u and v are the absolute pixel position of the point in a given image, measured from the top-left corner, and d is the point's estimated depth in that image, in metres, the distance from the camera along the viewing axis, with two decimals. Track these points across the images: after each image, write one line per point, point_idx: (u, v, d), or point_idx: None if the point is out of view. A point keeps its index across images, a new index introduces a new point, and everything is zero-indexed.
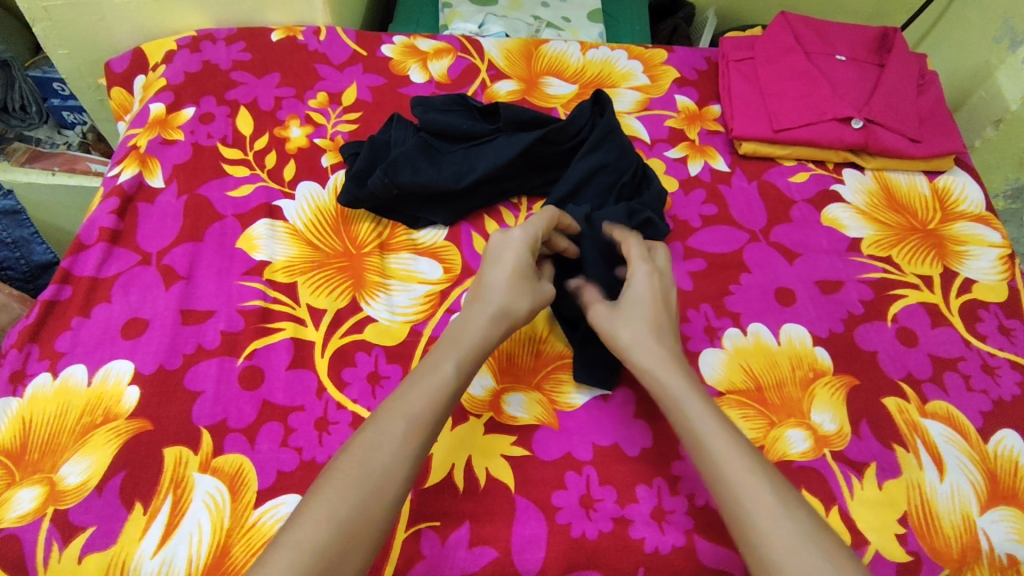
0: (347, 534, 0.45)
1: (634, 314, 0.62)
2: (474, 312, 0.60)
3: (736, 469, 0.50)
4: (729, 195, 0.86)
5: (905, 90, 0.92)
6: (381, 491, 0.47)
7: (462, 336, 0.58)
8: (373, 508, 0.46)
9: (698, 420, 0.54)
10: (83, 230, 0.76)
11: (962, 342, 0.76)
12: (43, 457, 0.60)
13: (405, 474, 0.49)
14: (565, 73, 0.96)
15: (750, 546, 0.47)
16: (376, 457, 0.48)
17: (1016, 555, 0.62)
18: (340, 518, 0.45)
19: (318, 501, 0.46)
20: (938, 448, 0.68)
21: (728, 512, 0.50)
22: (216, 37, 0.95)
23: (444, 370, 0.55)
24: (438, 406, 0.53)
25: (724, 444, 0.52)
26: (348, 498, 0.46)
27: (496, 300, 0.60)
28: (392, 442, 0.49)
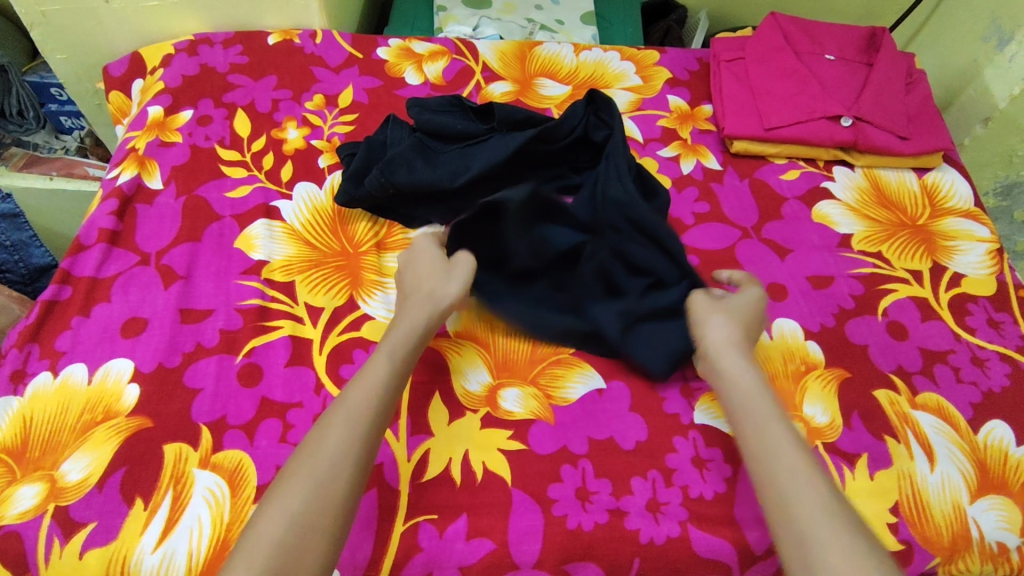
0: (304, 525, 0.47)
1: (734, 318, 0.65)
2: (409, 311, 0.63)
3: (784, 450, 0.54)
4: (721, 192, 0.87)
5: (893, 88, 0.94)
6: (333, 484, 0.50)
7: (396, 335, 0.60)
8: (325, 501, 0.49)
9: (753, 405, 0.58)
10: (83, 231, 0.76)
11: (952, 335, 0.77)
12: (44, 455, 0.61)
13: (354, 467, 0.51)
14: (558, 74, 0.97)
15: (783, 520, 0.50)
16: (321, 455, 0.51)
17: (1005, 542, 0.64)
18: (294, 513, 0.48)
19: (273, 501, 0.48)
20: (928, 439, 0.68)
21: (768, 488, 0.52)
22: (214, 41, 0.96)
23: (379, 368, 0.57)
24: (378, 400, 0.55)
25: (775, 427, 0.56)
26: (300, 495, 0.48)
27: (427, 299, 0.64)
28: (334, 437, 0.52)
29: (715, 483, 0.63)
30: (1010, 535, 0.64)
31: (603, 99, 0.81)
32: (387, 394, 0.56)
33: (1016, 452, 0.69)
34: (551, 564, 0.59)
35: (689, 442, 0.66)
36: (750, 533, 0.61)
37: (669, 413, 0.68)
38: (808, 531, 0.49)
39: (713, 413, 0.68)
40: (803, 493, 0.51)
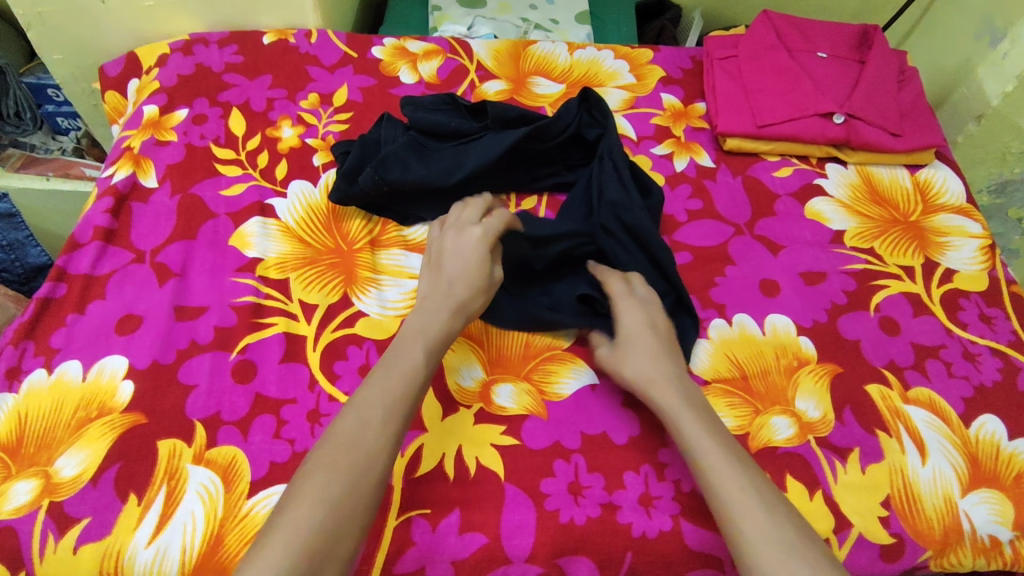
0: (342, 510, 0.47)
1: (640, 339, 0.66)
2: (434, 305, 0.62)
3: (724, 474, 0.54)
4: (714, 189, 0.87)
5: (886, 86, 0.94)
6: (367, 476, 0.50)
7: (426, 329, 0.60)
8: (359, 492, 0.49)
9: (690, 431, 0.58)
10: (78, 229, 0.77)
11: (944, 330, 0.77)
12: (39, 451, 0.61)
13: (386, 460, 0.51)
14: (552, 73, 0.97)
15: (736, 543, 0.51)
16: (356, 446, 0.50)
17: (997, 536, 0.64)
18: (328, 503, 0.47)
19: (308, 486, 0.48)
20: (920, 433, 0.69)
21: (719, 512, 0.53)
22: (209, 41, 0.96)
23: (413, 364, 0.57)
24: (413, 387, 0.56)
25: (712, 452, 0.56)
26: (337, 484, 0.48)
27: (457, 293, 0.63)
28: (373, 424, 0.52)
29: None
30: (1002, 529, 0.64)
31: (597, 98, 0.82)
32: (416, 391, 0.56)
33: (1007, 446, 0.69)
34: (543, 557, 0.59)
35: None
36: None
37: None
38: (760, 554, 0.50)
39: None
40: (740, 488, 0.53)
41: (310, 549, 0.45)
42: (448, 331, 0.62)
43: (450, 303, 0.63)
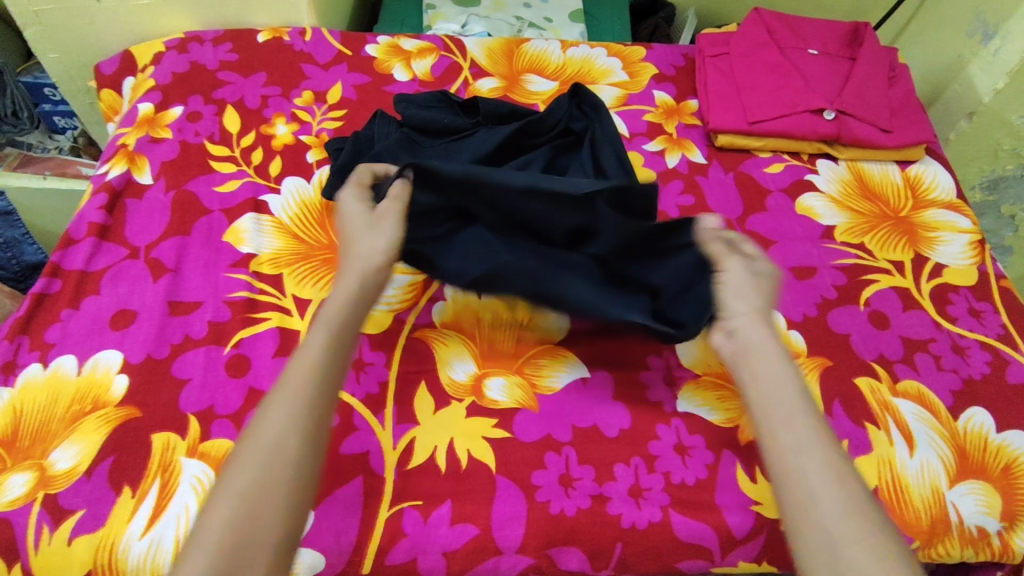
0: (251, 517, 0.43)
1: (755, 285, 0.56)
2: (348, 265, 0.55)
3: (810, 454, 0.47)
4: (706, 185, 0.88)
5: (876, 82, 0.95)
6: (278, 463, 0.45)
7: (335, 294, 0.53)
8: (272, 483, 0.44)
9: (791, 398, 0.49)
10: (73, 225, 0.77)
11: (933, 324, 0.78)
12: (34, 444, 0.62)
13: (300, 440, 0.46)
14: (545, 70, 0.98)
15: (808, 525, 0.44)
16: (262, 436, 0.45)
17: (985, 527, 0.65)
18: (235, 503, 0.43)
19: (222, 485, 0.44)
20: (909, 426, 0.69)
21: (789, 486, 0.46)
22: (204, 39, 0.97)
23: (317, 337, 0.50)
24: (319, 372, 0.49)
25: (805, 425, 0.48)
26: (244, 481, 0.44)
27: (366, 251, 0.56)
28: (271, 420, 0.46)
29: (697, 470, 0.64)
30: (990, 519, 0.65)
31: (587, 93, 0.79)
32: (330, 362, 0.49)
33: (996, 438, 0.69)
34: (533, 548, 0.60)
35: (672, 429, 0.66)
36: (730, 518, 0.62)
37: (652, 402, 0.68)
38: (839, 542, 0.43)
39: (696, 401, 0.69)
40: (821, 471, 0.46)
41: (221, 566, 0.41)
42: (363, 289, 0.54)
43: (359, 259, 0.55)
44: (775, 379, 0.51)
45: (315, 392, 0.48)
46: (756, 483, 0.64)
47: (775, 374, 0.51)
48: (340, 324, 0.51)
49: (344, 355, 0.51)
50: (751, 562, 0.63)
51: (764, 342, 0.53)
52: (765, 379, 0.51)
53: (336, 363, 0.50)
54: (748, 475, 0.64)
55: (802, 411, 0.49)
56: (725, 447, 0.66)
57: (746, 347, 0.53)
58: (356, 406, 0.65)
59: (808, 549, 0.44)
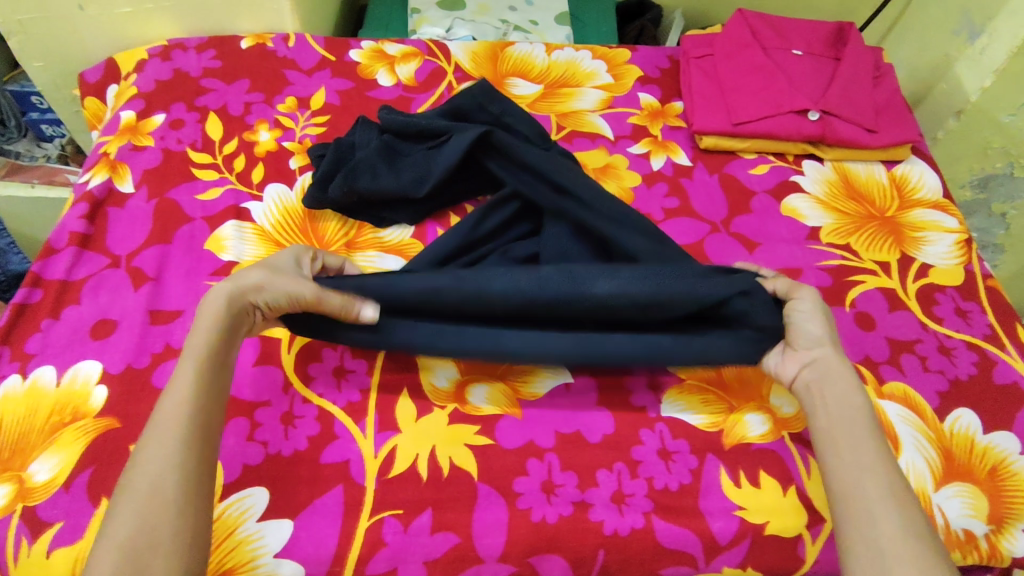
0: (134, 544, 0.45)
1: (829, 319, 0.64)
2: (209, 300, 0.58)
3: (875, 472, 0.52)
4: (691, 187, 0.87)
5: (861, 82, 0.95)
6: (155, 499, 0.47)
7: (196, 333, 0.56)
8: (155, 520, 0.46)
9: (857, 423, 0.56)
10: (54, 234, 0.77)
11: (919, 325, 0.77)
12: (12, 457, 0.61)
13: (175, 469, 0.49)
14: (530, 74, 0.98)
15: (863, 536, 0.50)
16: (137, 478, 0.48)
17: (971, 530, 0.64)
18: (121, 545, 0.45)
19: (105, 533, 0.46)
20: (894, 428, 0.69)
21: (847, 502, 0.52)
22: (187, 46, 0.96)
23: (183, 375, 0.54)
24: (186, 405, 0.52)
25: (868, 446, 0.54)
26: (126, 525, 0.45)
27: (238, 284, 0.59)
28: (143, 460, 0.49)
29: (681, 475, 0.64)
30: (976, 522, 0.65)
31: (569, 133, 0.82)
32: (198, 398, 0.53)
33: (982, 439, 0.69)
34: (515, 556, 0.59)
35: (655, 434, 0.66)
36: (714, 523, 0.62)
37: (636, 406, 0.68)
38: (891, 547, 0.48)
39: (680, 405, 0.68)
40: (876, 485, 0.52)
41: None
42: (225, 330, 0.57)
43: (226, 291, 0.58)
44: (839, 409, 0.57)
45: (185, 426, 0.51)
46: (740, 489, 0.63)
47: (848, 402, 0.57)
48: (205, 360, 0.55)
49: (213, 384, 0.55)
50: (736, 567, 0.62)
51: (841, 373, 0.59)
52: (830, 408, 0.57)
53: (207, 399, 0.54)
54: (732, 479, 0.64)
55: (864, 431, 0.55)
56: (709, 452, 0.65)
57: (822, 377, 0.59)
58: (338, 415, 0.65)
59: (864, 559, 0.49)
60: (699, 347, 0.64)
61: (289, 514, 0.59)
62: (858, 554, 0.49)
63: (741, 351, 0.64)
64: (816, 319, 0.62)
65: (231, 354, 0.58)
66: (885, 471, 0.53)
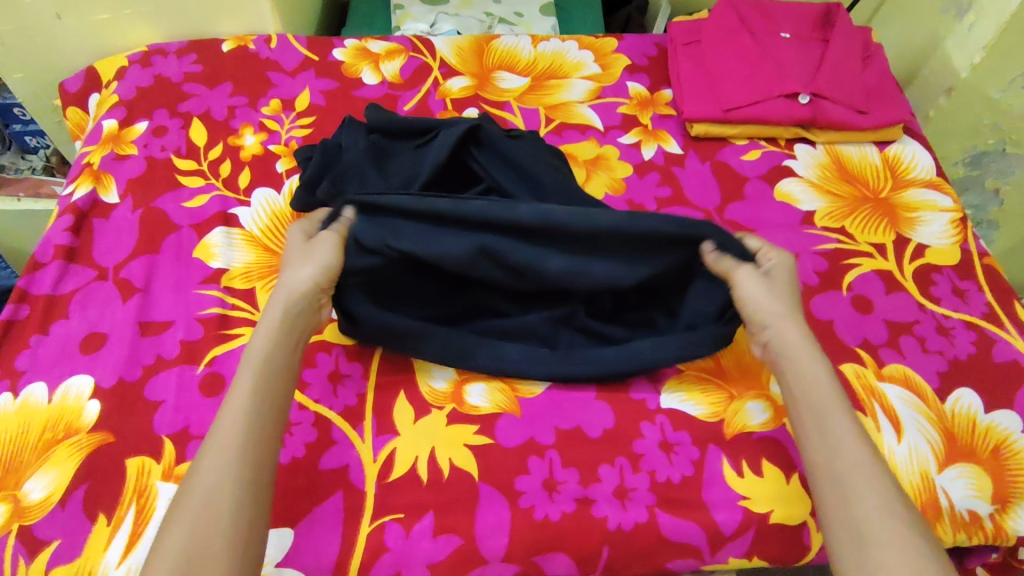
0: (193, 557, 0.44)
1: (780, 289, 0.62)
2: (272, 304, 0.58)
3: (848, 449, 0.52)
4: (683, 176, 0.87)
5: (850, 63, 0.94)
6: (214, 509, 0.47)
7: (258, 338, 0.56)
8: (210, 530, 0.46)
9: (823, 394, 0.55)
10: (39, 248, 0.76)
11: (917, 306, 0.77)
12: (5, 476, 0.60)
13: (234, 480, 0.48)
14: (517, 67, 0.96)
15: (843, 518, 0.50)
16: (197, 483, 0.48)
17: (976, 511, 0.64)
18: (177, 554, 0.44)
19: (163, 540, 0.46)
20: (895, 410, 0.68)
21: (825, 482, 0.52)
22: (168, 51, 0.95)
23: (244, 379, 0.53)
24: (247, 412, 0.51)
25: (839, 419, 0.54)
26: (181, 533, 0.45)
27: (290, 285, 0.58)
28: (202, 470, 0.48)
29: (683, 467, 0.63)
30: (981, 502, 0.64)
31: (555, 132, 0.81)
32: (260, 405, 0.52)
33: (984, 419, 0.69)
34: (519, 555, 0.59)
35: (656, 426, 0.65)
36: (718, 514, 0.61)
37: (635, 399, 0.67)
38: (870, 532, 0.48)
39: (679, 396, 0.68)
40: (849, 463, 0.51)
41: None
42: (281, 336, 0.56)
43: (282, 296, 0.58)
44: (812, 381, 0.56)
45: (245, 436, 0.50)
46: (743, 478, 0.63)
47: (811, 371, 0.57)
48: (265, 367, 0.54)
49: (274, 389, 0.54)
50: (742, 558, 0.62)
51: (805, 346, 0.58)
52: (803, 379, 0.56)
53: (270, 404, 0.53)
54: (735, 469, 0.63)
55: (835, 405, 0.54)
56: (711, 442, 0.65)
57: (783, 348, 0.58)
58: (335, 420, 0.64)
59: (843, 544, 0.49)
60: (675, 343, 0.66)
61: (289, 523, 0.58)
62: (838, 536, 0.49)
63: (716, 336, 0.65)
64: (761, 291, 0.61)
65: (293, 357, 0.57)
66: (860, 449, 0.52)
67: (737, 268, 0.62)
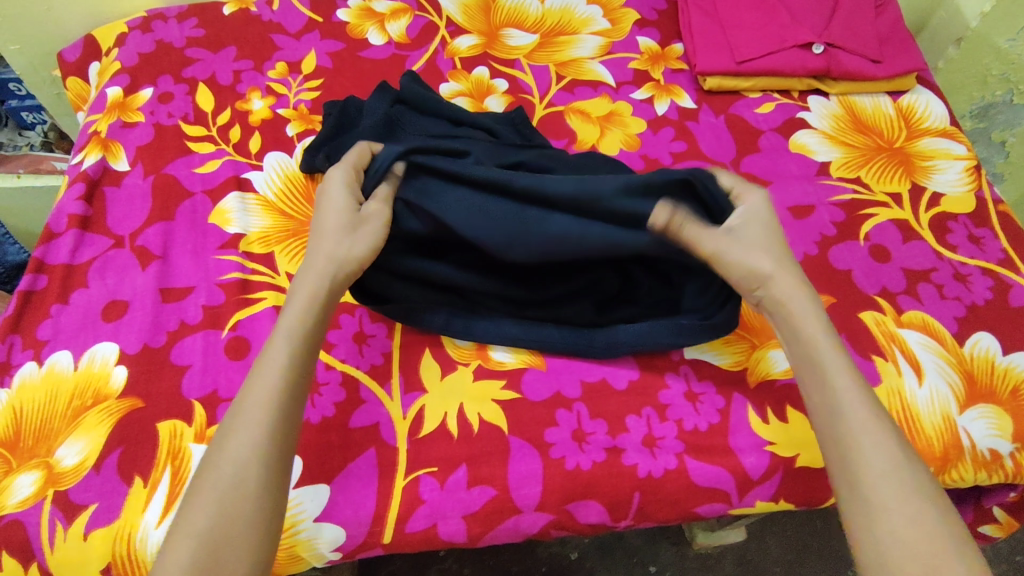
0: (216, 541, 0.45)
1: (756, 244, 0.58)
2: (303, 277, 0.56)
3: (853, 411, 0.52)
4: (698, 130, 0.86)
5: (863, 13, 0.93)
6: (239, 493, 0.47)
7: (290, 314, 0.54)
8: (237, 515, 0.46)
9: (826, 358, 0.54)
10: (52, 218, 0.75)
11: (933, 254, 0.77)
12: (37, 443, 0.60)
13: (263, 467, 0.48)
14: (525, 23, 0.95)
15: (851, 480, 0.50)
16: (222, 465, 0.47)
17: (997, 450, 0.66)
18: (201, 535, 0.45)
19: (182, 519, 0.46)
20: (915, 355, 0.69)
21: (833, 445, 0.52)
22: (168, 16, 0.93)
23: (276, 356, 0.52)
24: (282, 391, 0.50)
25: (845, 381, 0.53)
26: (206, 514, 0.45)
27: (335, 256, 0.56)
28: (231, 450, 0.48)
29: (709, 415, 0.64)
30: (1001, 442, 0.66)
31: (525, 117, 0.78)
32: (292, 387, 0.51)
33: (1002, 361, 0.70)
34: (552, 504, 0.60)
35: (681, 376, 0.66)
36: (747, 459, 0.62)
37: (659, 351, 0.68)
38: (877, 496, 0.49)
39: (702, 346, 0.68)
40: (853, 424, 0.51)
41: None
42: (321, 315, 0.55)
43: (326, 268, 0.56)
44: (813, 342, 0.55)
45: (276, 416, 0.50)
46: (768, 424, 0.64)
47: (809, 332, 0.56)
48: (301, 345, 0.53)
49: (308, 371, 0.53)
50: (768, 501, 0.64)
51: (795, 303, 0.57)
52: (804, 335, 0.56)
53: (297, 389, 0.52)
54: (760, 416, 0.64)
55: (837, 362, 0.54)
56: (735, 390, 0.65)
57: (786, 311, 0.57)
58: (362, 379, 0.65)
59: (850, 504, 0.50)
60: (674, 329, 0.64)
61: (325, 479, 0.59)
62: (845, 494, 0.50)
63: (711, 324, 0.63)
64: (727, 247, 0.58)
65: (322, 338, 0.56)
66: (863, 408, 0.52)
67: (699, 231, 0.58)
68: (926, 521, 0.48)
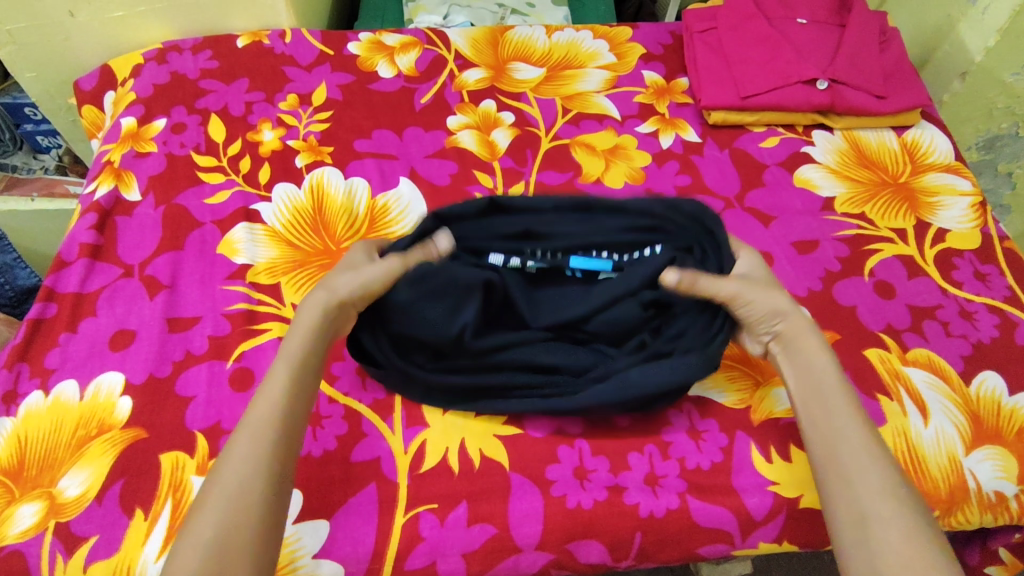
0: (223, 550, 0.44)
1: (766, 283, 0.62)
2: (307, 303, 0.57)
3: (848, 433, 0.53)
4: (702, 163, 0.87)
5: (868, 49, 0.94)
6: (242, 502, 0.47)
7: (292, 341, 0.55)
8: (240, 523, 0.46)
9: (829, 384, 0.56)
10: (64, 247, 0.76)
11: (939, 290, 0.77)
12: (41, 473, 0.61)
13: (266, 479, 0.48)
14: (531, 57, 0.96)
15: (847, 498, 0.50)
16: (225, 479, 0.48)
17: (1003, 492, 0.65)
18: (205, 544, 0.44)
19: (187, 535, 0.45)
20: (921, 395, 0.68)
21: (829, 467, 0.53)
22: (183, 47, 0.95)
23: (280, 372, 0.53)
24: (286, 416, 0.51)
25: (843, 407, 0.55)
26: (210, 522, 0.45)
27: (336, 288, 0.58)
28: (230, 467, 0.48)
29: (711, 453, 0.64)
30: (1007, 484, 0.65)
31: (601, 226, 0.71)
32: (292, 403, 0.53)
33: (1008, 401, 0.69)
34: (552, 543, 0.60)
35: (684, 414, 0.66)
36: (750, 499, 0.62)
37: None
38: (872, 506, 0.49)
39: (706, 384, 0.68)
40: (850, 444, 0.53)
41: None
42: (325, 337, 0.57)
43: (321, 300, 0.57)
44: (812, 367, 0.58)
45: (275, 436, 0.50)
46: (771, 464, 0.63)
47: (816, 365, 0.58)
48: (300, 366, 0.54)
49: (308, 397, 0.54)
50: (772, 542, 0.63)
51: (807, 339, 0.59)
52: (804, 366, 0.58)
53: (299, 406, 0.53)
54: (763, 455, 0.64)
55: (836, 389, 0.56)
56: (738, 429, 0.65)
57: (789, 346, 0.60)
58: (365, 413, 0.64)
59: (846, 517, 0.50)
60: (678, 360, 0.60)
61: (324, 514, 0.59)
62: (841, 513, 0.50)
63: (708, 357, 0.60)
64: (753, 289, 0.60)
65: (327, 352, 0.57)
66: (857, 425, 0.54)
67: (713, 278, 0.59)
68: (923, 534, 0.48)
